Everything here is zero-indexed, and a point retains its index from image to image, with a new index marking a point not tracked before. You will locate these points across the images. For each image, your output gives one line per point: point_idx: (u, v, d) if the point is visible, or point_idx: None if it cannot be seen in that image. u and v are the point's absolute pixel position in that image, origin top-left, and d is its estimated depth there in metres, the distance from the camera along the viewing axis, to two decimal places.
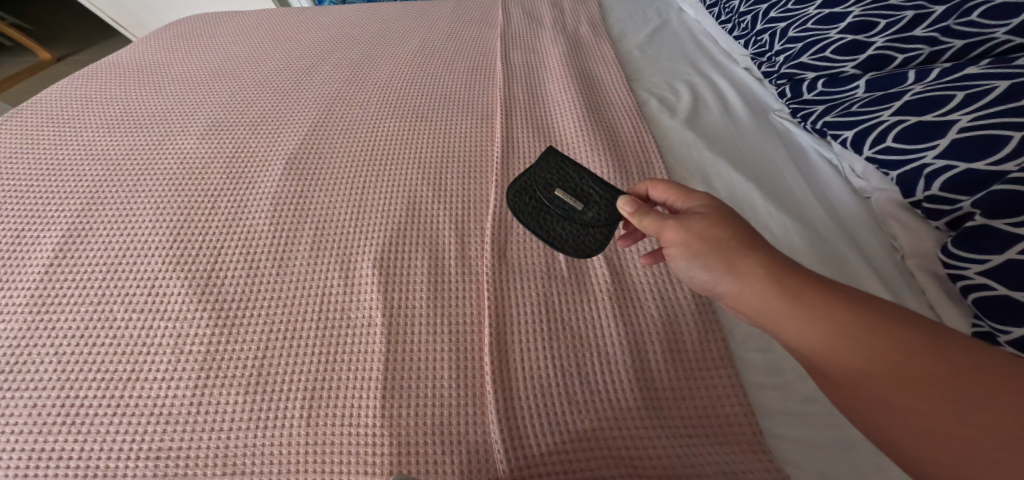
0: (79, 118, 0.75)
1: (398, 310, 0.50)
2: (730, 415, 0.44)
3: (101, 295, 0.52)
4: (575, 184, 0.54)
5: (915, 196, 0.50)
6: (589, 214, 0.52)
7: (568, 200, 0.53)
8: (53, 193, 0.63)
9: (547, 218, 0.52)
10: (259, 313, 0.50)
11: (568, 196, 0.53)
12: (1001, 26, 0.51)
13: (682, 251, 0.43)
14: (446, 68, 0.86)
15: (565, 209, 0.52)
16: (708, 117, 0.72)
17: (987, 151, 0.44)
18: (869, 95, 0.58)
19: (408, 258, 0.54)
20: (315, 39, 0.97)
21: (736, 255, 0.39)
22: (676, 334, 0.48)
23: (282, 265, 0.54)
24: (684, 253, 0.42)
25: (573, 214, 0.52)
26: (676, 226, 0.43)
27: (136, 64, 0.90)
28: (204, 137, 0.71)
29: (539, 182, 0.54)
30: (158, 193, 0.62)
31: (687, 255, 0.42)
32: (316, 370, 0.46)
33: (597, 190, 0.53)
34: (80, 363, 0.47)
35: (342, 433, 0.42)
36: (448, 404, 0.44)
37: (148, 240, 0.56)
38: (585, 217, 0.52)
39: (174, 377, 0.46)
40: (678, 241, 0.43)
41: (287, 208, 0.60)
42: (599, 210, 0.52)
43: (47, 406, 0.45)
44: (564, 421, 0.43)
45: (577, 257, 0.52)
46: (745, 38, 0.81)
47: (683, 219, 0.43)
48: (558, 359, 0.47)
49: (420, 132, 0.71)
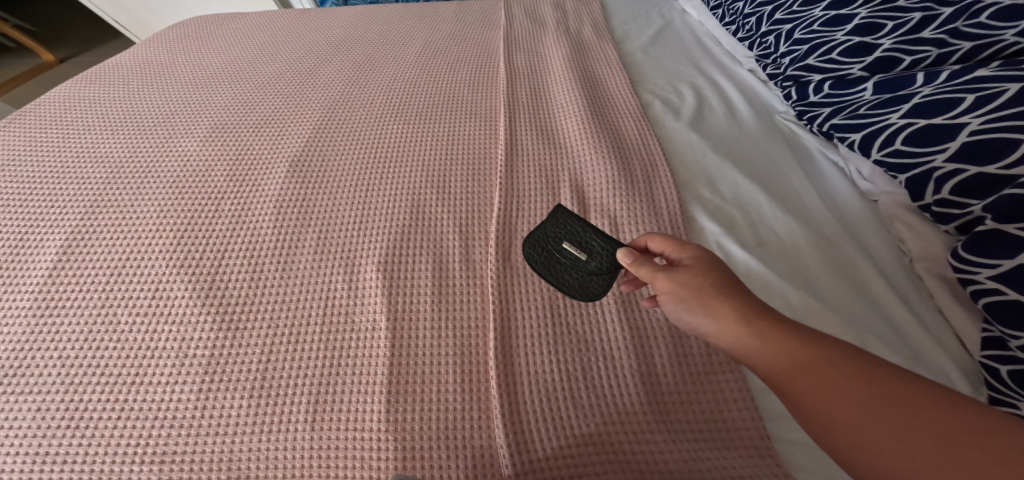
0: (83, 121, 0.75)
1: (402, 314, 0.50)
2: (737, 418, 0.43)
3: (105, 299, 0.52)
4: (581, 233, 0.52)
5: (924, 199, 0.49)
6: (593, 262, 0.50)
7: (572, 249, 0.51)
8: (56, 197, 0.62)
9: (550, 267, 0.51)
10: (264, 317, 0.50)
11: (572, 246, 0.51)
12: (1010, 28, 0.50)
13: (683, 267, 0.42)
14: (448, 70, 0.85)
15: (569, 258, 0.51)
16: (713, 119, 0.71)
17: (997, 155, 0.43)
18: (877, 97, 0.58)
19: (412, 262, 0.54)
20: (317, 41, 0.97)
21: (715, 304, 0.39)
22: (682, 338, 0.48)
23: (286, 268, 0.54)
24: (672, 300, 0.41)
25: (578, 264, 0.51)
26: (665, 279, 0.42)
27: (139, 66, 0.90)
28: (207, 140, 0.71)
29: (546, 231, 0.53)
30: (162, 196, 0.62)
31: (675, 300, 0.41)
32: (321, 374, 0.46)
33: (601, 241, 0.51)
34: (85, 366, 0.47)
35: (347, 437, 0.42)
36: (452, 409, 0.44)
37: (151, 243, 0.56)
38: (588, 265, 0.50)
39: (178, 380, 0.46)
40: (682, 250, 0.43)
41: (291, 211, 0.60)
42: (603, 259, 0.50)
43: (52, 409, 0.45)
44: (570, 426, 0.43)
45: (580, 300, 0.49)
46: (750, 40, 0.81)
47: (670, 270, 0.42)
48: (563, 364, 0.46)
49: (423, 135, 0.71)
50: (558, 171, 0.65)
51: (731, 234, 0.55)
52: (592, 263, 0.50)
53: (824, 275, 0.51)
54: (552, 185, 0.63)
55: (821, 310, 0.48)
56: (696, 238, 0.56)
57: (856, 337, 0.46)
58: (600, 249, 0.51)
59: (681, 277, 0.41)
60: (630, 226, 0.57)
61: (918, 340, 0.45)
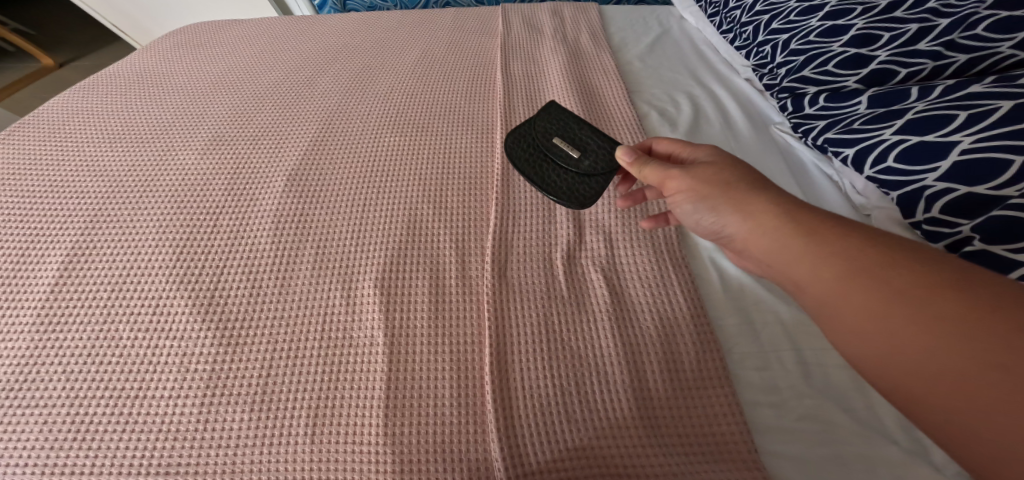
0: (82, 133, 0.76)
1: (399, 330, 0.50)
2: (726, 432, 0.44)
3: (108, 313, 0.52)
4: (575, 139, 0.59)
5: (915, 216, 0.50)
6: (585, 164, 0.57)
7: (568, 151, 0.58)
8: (58, 211, 0.63)
9: (542, 168, 0.58)
10: (263, 332, 0.51)
11: (568, 148, 0.58)
12: (1006, 40, 0.51)
13: (689, 196, 0.45)
14: (445, 80, 0.86)
15: (564, 159, 0.58)
16: (708, 130, 0.72)
17: (988, 175, 0.44)
18: (871, 111, 0.58)
19: (409, 277, 0.55)
20: (315, 49, 0.98)
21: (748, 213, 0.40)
22: (674, 351, 0.48)
23: (285, 282, 0.55)
24: (691, 199, 0.45)
25: (571, 165, 0.57)
26: (681, 174, 0.46)
27: (137, 76, 0.91)
28: (205, 152, 0.71)
29: (542, 135, 0.60)
30: (162, 210, 0.63)
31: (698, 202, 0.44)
32: (319, 388, 0.47)
33: (594, 148, 0.58)
34: (88, 381, 0.48)
35: (345, 449, 0.43)
36: (448, 422, 0.44)
37: (152, 258, 0.57)
38: (581, 167, 0.57)
39: (180, 394, 0.46)
40: (683, 190, 0.45)
41: (289, 225, 0.60)
42: (595, 163, 0.57)
43: (58, 423, 0.45)
44: (563, 438, 0.43)
45: (570, 206, 0.56)
46: (746, 48, 0.82)
47: (688, 168, 0.46)
48: (557, 379, 0.47)
49: (420, 147, 0.72)
50: None
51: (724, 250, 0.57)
52: (585, 166, 0.57)
53: None
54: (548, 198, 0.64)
55: (810, 327, 0.49)
56: (688, 252, 0.57)
57: None
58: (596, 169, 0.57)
59: (700, 173, 0.45)
60: (624, 240, 0.58)
61: None
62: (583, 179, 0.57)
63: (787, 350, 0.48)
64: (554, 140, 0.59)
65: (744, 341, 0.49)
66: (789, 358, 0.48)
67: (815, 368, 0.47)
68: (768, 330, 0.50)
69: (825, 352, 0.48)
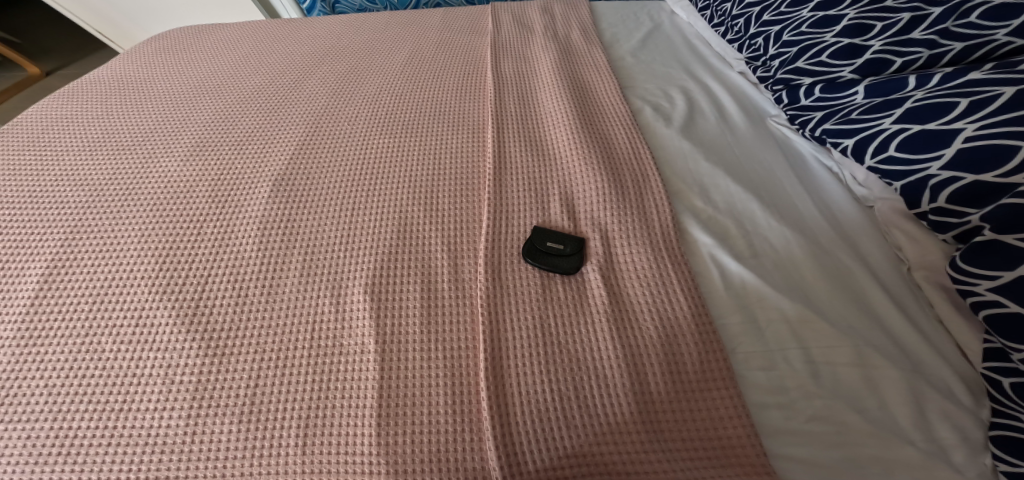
0: (62, 140, 0.74)
1: (391, 336, 0.48)
2: (734, 436, 0.42)
3: (89, 325, 0.50)
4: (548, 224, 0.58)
5: (920, 207, 0.49)
6: (569, 240, 0.55)
7: (553, 235, 0.56)
8: (36, 222, 0.61)
9: (535, 243, 0.55)
10: (249, 341, 0.48)
11: (549, 230, 0.57)
12: (1002, 27, 0.50)
13: None
14: (435, 80, 0.85)
15: (546, 240, 0.56)
16: (705, 124, 0.70)
17: (994, 162, 0.43)
18: (868, 101, 0.57)
19: (400, 282, 0.53)
20: (301, 51, 0.96)
21: None
22: (676, 353, 0.46)
23: (272, 290, 0.53)
24: None
25: (558, 242, 0.55)
26: None
27: (118, 82, 0.89)
28: (189, 158, 0.69)
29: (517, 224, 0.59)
30: (145, 219, 0.60)
31: None
32: (308, 400, 0.44)
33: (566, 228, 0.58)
34: (72, 393, 0.46)
35: (337, 461, 0.41)
36: (444, 429, 0.43)
37: (135, 268, 0.55)
38: (566, 243, 0.55)
39: (166, 405, 0.44)
40: None
41: (276, 231, 0.58)
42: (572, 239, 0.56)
43: (40, 437, 0.43)
44: (564, 444, 0.42)
45: (567, 271, 0.53)
46: (739, 41, 0.80)
47: None
48: (557, 384, 0.44)
49: (410, 148, 0.70)
50: (547, 183, 0.64)
51: (725, 246, 0.54)
52: (569, 240, 0.55)
53: (824, 286, 0.49)
54: (541, 197, 0.62)
55: (815, 324, 0.46)
56: (687, 250, 0.55)
57: (853, 351, 0.45)
58: (575, 239, 0.55)
59: None
60: (621, 237, 0.56)
61: (920, 353, 0.45)
62: (569, 251, 0.54)
63: (792, 348, 0.46)
64: (535, 225, 0.58)
65: (747, 340, 0.47)
66: (795, 356, 0.45)
67: (823, 366, 0.44)
68: (774, 327, 0.47)
69: (833, 351, 0.45)
